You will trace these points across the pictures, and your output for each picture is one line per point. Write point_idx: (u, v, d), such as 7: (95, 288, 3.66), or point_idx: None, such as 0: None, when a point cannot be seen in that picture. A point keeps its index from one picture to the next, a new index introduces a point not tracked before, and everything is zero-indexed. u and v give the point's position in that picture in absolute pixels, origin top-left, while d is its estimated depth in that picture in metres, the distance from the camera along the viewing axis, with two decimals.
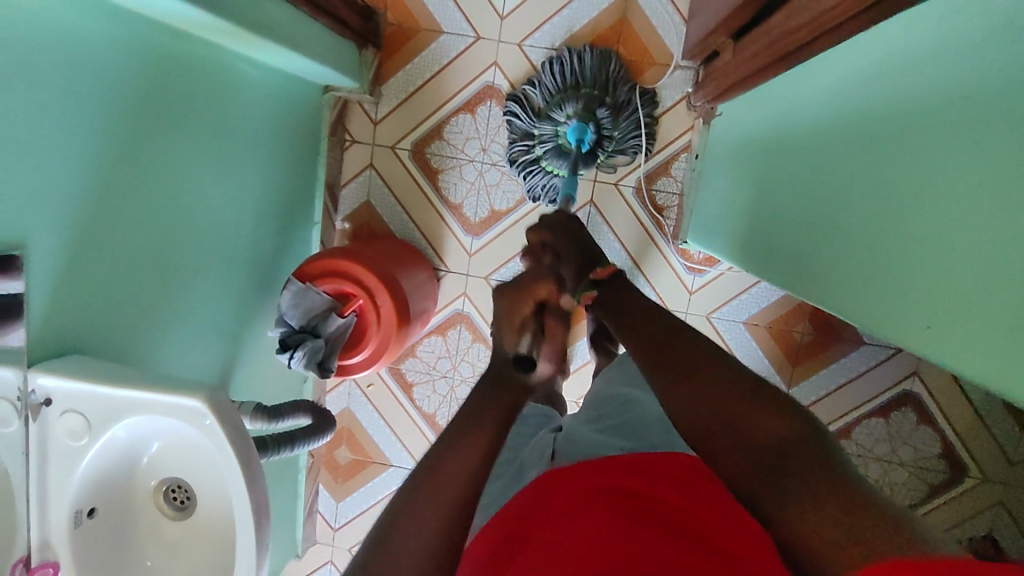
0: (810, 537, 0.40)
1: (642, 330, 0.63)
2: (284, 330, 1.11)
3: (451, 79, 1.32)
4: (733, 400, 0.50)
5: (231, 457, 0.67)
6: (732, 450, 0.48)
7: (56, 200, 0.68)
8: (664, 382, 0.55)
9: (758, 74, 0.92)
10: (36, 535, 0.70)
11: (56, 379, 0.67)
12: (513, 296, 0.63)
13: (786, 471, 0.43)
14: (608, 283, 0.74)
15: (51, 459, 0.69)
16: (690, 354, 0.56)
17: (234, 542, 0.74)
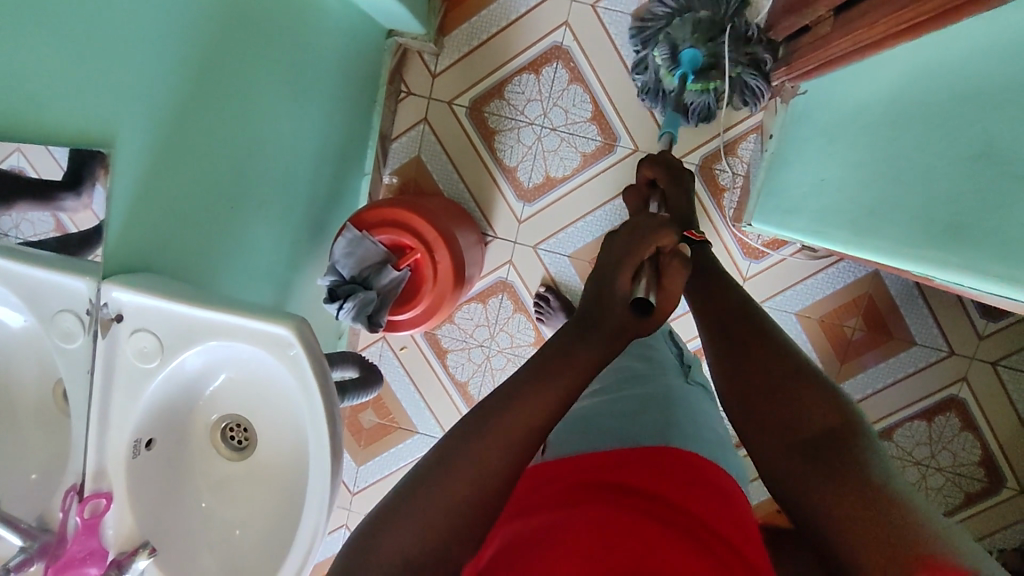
0: (832, 512, 0.45)
1: (718, 305, 0.68)
2: (334, 279, 1.06)
3: (518, 37, 1.27)
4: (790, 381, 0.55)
5: (315, 392, 0.64)
6: (775, 431, 0.53)
7: (145, 105, 0.63)
8: (737, 375, 0.59)
9: (850, 55, 0.85)
10: (94, 460, 0.65)
11: (131, 294, 0.63)
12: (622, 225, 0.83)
13: (812, 457, 0.49)
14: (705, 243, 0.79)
15: (116, 380, 0.66)
16: (755, 341, 0.61)
17: (297, 490, 0.69)
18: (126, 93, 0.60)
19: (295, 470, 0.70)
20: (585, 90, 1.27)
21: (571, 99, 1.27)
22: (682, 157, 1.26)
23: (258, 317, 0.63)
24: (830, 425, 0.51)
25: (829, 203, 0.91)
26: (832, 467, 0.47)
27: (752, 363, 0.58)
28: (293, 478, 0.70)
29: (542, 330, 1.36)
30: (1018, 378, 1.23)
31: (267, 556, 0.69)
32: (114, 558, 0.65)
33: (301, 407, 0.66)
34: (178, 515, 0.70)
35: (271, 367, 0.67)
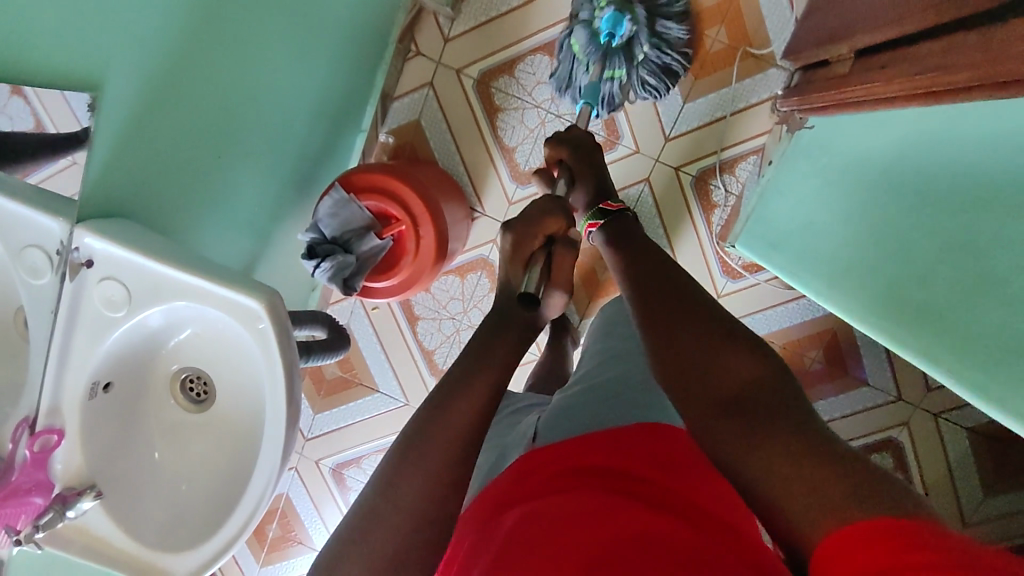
0: (790, 499, 0.44)
1: (639, 269, 0.67)
2: (314, 236, 1.06)
3: (537, 15, 1.23)
4: (720, 345, 0.54)
5: (278, 365, 0.65)
6: (712, 407, 0.52)
7: (135, 52, 0.60)
8: (656, 347, 0.58)
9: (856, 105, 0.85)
10: (48, 398, 0.65)
11: (104, 243, 0.62)
12: (519, 233, 0.77)
13: (759, 430, 0.48)
14: (615, 214, 0.81)
15: (80, 324, 0.65)
16: (675, 305, 0.60)
17: (250, 455, 0.71)
18: (115, 38, 0.57)
19: (252, 430, 0.71)
20: None
21: None
22: (679, 167, 1.27)
23: (230, 286, 0.63)
24: (774, 398, 0.50)
25: (810, 248, 0.92)
26: (778, 443, 0.46)
27: (670, 329, 0.57)
28: (247, 441, 0.71)
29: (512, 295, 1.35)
30: (955, 432, 1.29)
31: (213, 508, 0.71)
32: (60, 492, 0.66)
33: (262, 377, 0.67)
34: (129, 458, 0.71)
35: (239, 333, 0.67)
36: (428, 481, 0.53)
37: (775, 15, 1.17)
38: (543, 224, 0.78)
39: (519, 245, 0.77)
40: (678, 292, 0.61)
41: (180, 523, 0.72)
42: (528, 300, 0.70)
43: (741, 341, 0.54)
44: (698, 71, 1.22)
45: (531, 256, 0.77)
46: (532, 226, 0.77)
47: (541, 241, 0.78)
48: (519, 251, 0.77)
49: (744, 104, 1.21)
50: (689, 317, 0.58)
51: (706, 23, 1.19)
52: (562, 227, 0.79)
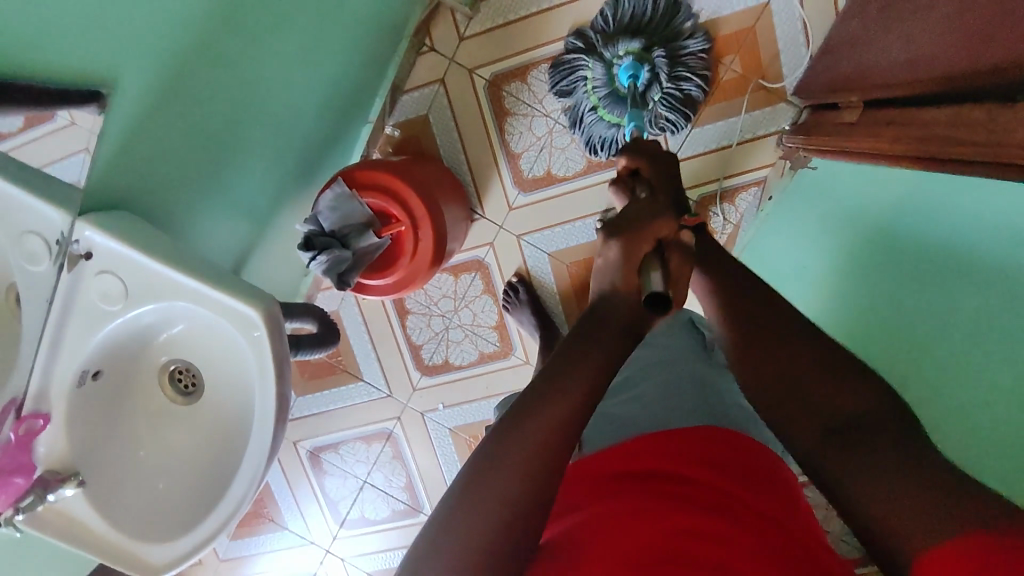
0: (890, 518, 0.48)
1: (741, 307, 0.74)
2: (313, 228, 1.05)
3: (554, 23, 1.22)
4: (837, 373, 0.61)
5: (270, 374, 0.65)
6: (815, 424, 0.60)
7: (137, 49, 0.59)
8: (765, 375, 0.67)
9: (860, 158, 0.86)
10: (37, 384, 0.65)
11: (104, 237, 0.63)
12: (631, 236, 0.61)
13: (863, 452, 0.53)
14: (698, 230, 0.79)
15: (74, 314, 0.66)
16: (778, 333, 0.68)
17: (236, 452, 0.72)
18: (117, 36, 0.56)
19: (238, 432, 0.72)
20: None
21: None
22: None
23: (229, 292, 0.64)
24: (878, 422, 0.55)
25: None
26: (874, 457, 0.52)
27: (773, 355, 0.67)
28: (234, 439, 0.72)
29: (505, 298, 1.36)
30: None
31: (195, 501, 0.73)
32: (42, 477, 0.66)
33: (253, 381, 0.67)
34: (112, 445, 0.71)
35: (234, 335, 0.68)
36: (519, 472, 0.47)
37: (791, 49, 1.17)
38: (655, 225, 0.63)
39: (630, 252, 0.60)
40: (780, 329, 0.69)
41: (160, 513, 0.73)
42: (656, 303, 0.57)
43: (840, 362, 0.62)
44: (709, 96, 1.22)
45: (646, 259, 0.61)
46: (640, 227, 0.62)
47: (654, 242, 0.62)
48: (630, 260, 0.60)
49: (752, 135, 1.22)
50: (803, 352, 0.65)
51: (722, 50, 1.20)
52: (671, 229, 0.64)
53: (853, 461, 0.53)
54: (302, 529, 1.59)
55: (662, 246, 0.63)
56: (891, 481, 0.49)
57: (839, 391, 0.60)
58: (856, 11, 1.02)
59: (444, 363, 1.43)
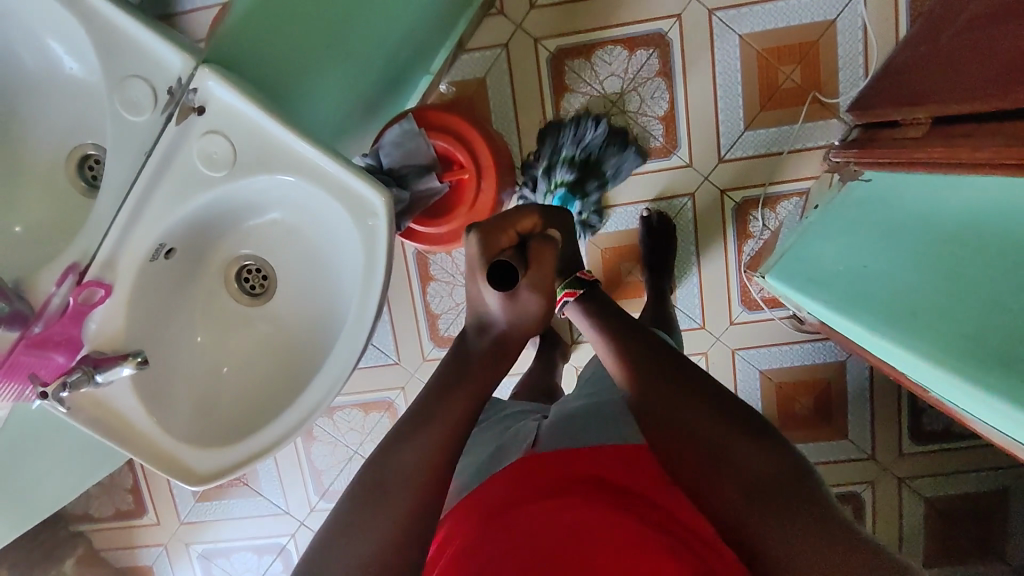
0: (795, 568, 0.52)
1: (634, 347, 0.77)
2: (369, 163, 1.00)
3: (627, 8, 1.23)
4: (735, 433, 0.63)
5: (378, 281, 0.63)
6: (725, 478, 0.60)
7: None
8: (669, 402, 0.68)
9: (938, 166, 0.88)
10: (111, 245, 0.59)
11: (230, 93, 0.60)
12: (488, 229, 0.73)
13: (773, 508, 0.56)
14: (590, 286, 0.90)
15: (166, 176, 0.60)
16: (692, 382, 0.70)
17: (316, 358, 0.69)
18: None
19: (314, 351, 0.70)
20: (667, 88, 1.26)
21: (650, 90, 1.26)
22: (725, 190, 1.29)
23: (355, 173, 0.62)
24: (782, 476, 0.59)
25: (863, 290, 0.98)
26: (791, 523, 0.55)
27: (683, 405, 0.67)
28: (311, 342, 0.70)
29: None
30: (913, 499, 1.32)
31: (254, 408, 0.70)
32: (89, 354, 0.60)
33: (355, 278, 0.66)
34: (172, 326, 0.67)
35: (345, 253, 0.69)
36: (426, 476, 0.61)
37: (850, 69, 1.22)
38: (516, 221, 0.75)
39: (487, 240, 0.72)
40: (658, 351, 0.76)
41: (210, 419, 0.68)
42: (497, 277, 0.71)
43: (737, 419, 0.64)
44: (766, 102, 1.24)
45: (500, 250, 0.73)
46: (505, 220, 0.75)
47: (513, 237, 0.74)
48: (490, 251, 0.72)
49: (801, 146, 1.26)
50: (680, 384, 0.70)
51: (784, 59, 1.22)
52: (534, 225, 0.77)
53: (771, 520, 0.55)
54: (277, 498, 1.50)
55: (521, 241, 0.75)
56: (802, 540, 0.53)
57: (738, 448, 0.61)
58: (926, 37, 1.08)
59: None
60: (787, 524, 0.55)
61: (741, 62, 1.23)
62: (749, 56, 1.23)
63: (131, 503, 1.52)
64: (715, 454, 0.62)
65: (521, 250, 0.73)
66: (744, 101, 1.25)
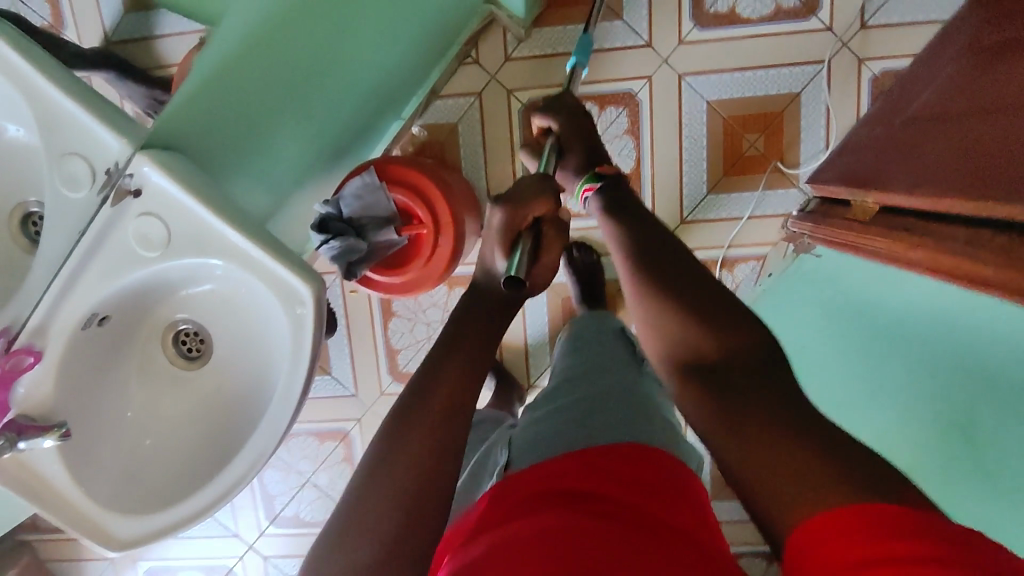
0: (776, 498, 0.47)
1: (640, 236, 0.74)
2: (329, 212, 1.00)
3: (600, 67, 1.26)
4: (706, 313, 0.61)
5: (303, 368, 0.68)
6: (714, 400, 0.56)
7: None
8: (649, 285, 0.66)
9: (888, 260, 0.91)
10: (39, 317, 0.62)
11: (163, 179, 0.64)
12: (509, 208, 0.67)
13: (748, 417, 0.52)
14: (608, 177, 0.87)
15: (98, 256, 0.64)
16: (671, 270, 0.67)
17: (245, 427, 0.74)
18: None
19: (244, 420, 0.75)
20: (634, 146, 1.28)
21: (618, 147, 1.29)
22: (686, 249, 1.32)
23: (288, 267, 0.66)
24: (751, 354, 0.56)
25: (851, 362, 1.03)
26: (772, 424, 0.50)
27: (653, 284, 0.66)
28: (240, 410, 0.75)
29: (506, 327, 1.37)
30: None
31: (181, 472, 0.75)
32: (14, 420, 0.62)
33: (284, 360, 0.69)
34: (103, 386, 0.71)
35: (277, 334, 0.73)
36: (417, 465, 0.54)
37: (811, 141, 1.25)
38: (533, 205, 0.68)
39: (507, 222, 0.67)
40: (657, 242, 0.72)
41: (134, 485, 0.73)
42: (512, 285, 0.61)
43: (704, 301, 0.62)
44: (729, 167, 1.27)
45: (518, 237, 0.67)
46: (517, 203, 0.67)
47: (530, 221, 0.68)
48: (506, 231, 0.67)
49: (760, 212, 1.28)
50: (674, 294, 0.64)
51: (749, 127, 1.25)
52: (551, 209, 0.69)
53: (716, 403, 0.54)
54: (228, 521, 1.50)
55: (538, 225, 0.69)
56: (780, 452, 0.48)
57: (716, 335, 0.59)
58: (882, 120, 1.11)
59: None
60: (780, 462, 0.48)
61: (708, 127, 1.26)
62: (716, 121, 1.25)
63: None
64: (697, 364, 0.59)
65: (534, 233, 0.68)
66: (708, 165, 1.27)
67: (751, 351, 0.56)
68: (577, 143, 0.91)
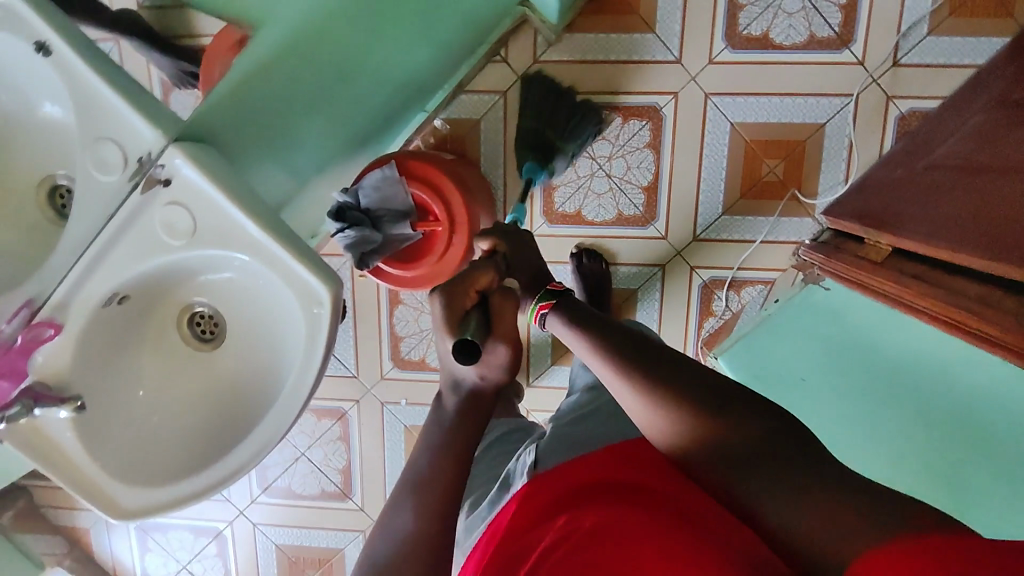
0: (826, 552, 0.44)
1: (614, 332, 0.68)
2: (348, 200, 1.03)
3: (628, 78, 1.26)
4: (712, 403, 0.56)
5: (313, 365, 0.70)
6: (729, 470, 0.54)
7: None
8: (647, 381, 0.61)
9: (905, 305, 0.91)
10: (64, 292, 0.67)
11: (193, 172, 0.66)
12: (450, 288, 0.69)
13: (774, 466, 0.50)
14: (562, 294, 0.78)
15: (124, 240, 0.68)
16: (664, 358, 0.63)
17: (252, 412, 0.77)
18: None
19: (254, 404, 0.78)
20: (653, 160, 1.28)
21: (638, 160, 1.29)
22: (695, 267, 1.33)
23: (304, 265, 0.68)
24: (770, 438, 0.52)
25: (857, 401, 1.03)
26: (807, 485, 0.48)
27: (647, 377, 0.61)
28: (248, 395, 0.78)
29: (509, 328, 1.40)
30: None
31: (186, 449, 0.78)
32: (31, 386, 0.68)
33: (296, 355, 0.72)
34: (118, 359, 0.75)
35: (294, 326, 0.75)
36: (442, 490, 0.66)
37: (831, 173, 1.25)
38: (472, 281, 0.71)
39: (450, 304, 0.68)
40: (639, 339, 0.67)
41: (144, 456, 0.76)
42: (465, 352, 0.64)
43: (706, 393, 0.57)
44: (746, 190, 1.28)
45: (465, 313, 0.68)
46: (457, 282, 0.70)
47: (476, 296, 0.70)
48: (453, 311, 0.68)
49: (773, 238, 1.29)
50: (675, 397, 0.58)
51: (770, 153, 1.26)
52: (491, 280, 0.72)
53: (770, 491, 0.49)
54: None
55: (484, 297, 0.71)
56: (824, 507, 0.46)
57: (729, 422, 0.55)
58: (903, 162, 1.12)
59: (420, 361, 1.43)
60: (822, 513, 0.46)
61: (729, 148, 1.26)
62: (738, 143, 1.26)
63: None
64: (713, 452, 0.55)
65: (482, 308, 0.70)
66: (725, 186, 1.28)
67: (765, 434, 0.53)
68: (522, 250, 0.82)
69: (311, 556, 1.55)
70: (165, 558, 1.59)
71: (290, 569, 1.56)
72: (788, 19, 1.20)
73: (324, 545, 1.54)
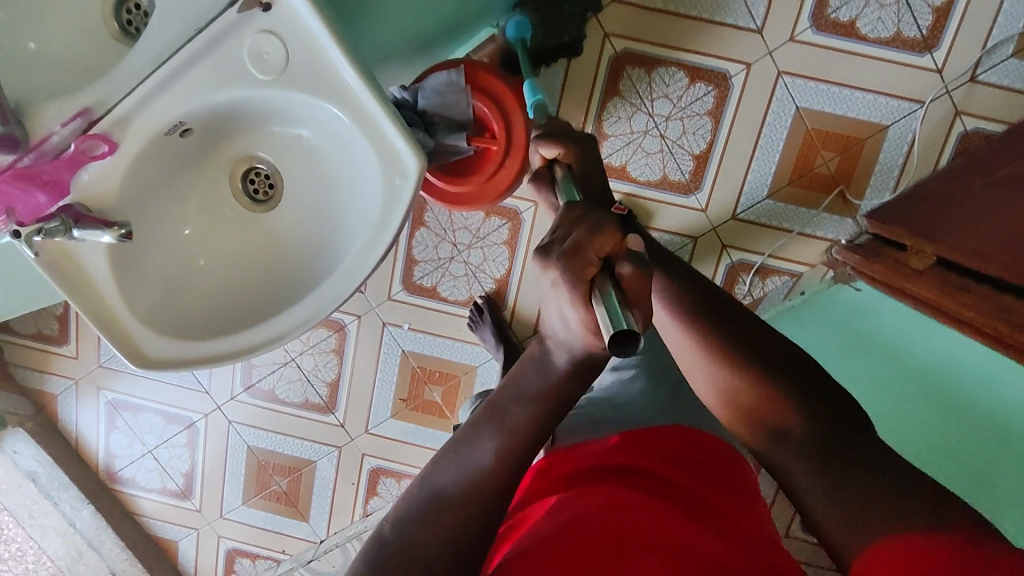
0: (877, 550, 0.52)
1: (686, 285, 0.71)
2: (405, 98, 0.97)
3: (703, 38, 1.21)
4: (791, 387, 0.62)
5: (383, 243, 0.70)
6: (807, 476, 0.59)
7: None
8: (720, 343, 0.65)
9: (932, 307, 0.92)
10: (127, 107, 0.65)
11: (301, 5, 0.64)
12: (566, 260, 0.54)
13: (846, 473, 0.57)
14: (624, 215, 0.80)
15: (208, 62, 0.66)
16: (739, 322, 0.67)
17: (302, 281, 0.78)
18: None
19: (303, 277, 0.78)
20: (711, 129, 1.25)
21: (695, 125, 1.26)
22: (727, 246, 1.31)
23: (398, 135, 0.68)
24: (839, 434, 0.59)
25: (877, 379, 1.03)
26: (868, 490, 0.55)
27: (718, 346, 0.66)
28: (299, 263, 0.79)
29: (512, 280, 1.39)
30: None
31: (224, 304, 0.78)
32: (70, 206, 0.65)
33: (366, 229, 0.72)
34: (163, 195, 0.74)
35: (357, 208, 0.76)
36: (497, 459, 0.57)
37: (882, 178, 1.24)
38: (596, 243, 0.56)
39: (571, 275, 0.53)
40: (712, 296, 0.70)
41: (176, 302, 0.76)
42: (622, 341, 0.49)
43: (784, 366, 0.63)
44: (795, 178, 1.26)
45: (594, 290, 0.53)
46: (580, 250, 0.55)
47: (599, 262, 0.55)
48: (578, 289, 0.53)
49: (809, 232, 1.28)
50: (732, 350, 0.65)
51: (828, 145, 1.24)
52: (617, 243, 0.57)
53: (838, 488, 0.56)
54: (201, 377, 1.50)
55: (612, 264, 0.55)
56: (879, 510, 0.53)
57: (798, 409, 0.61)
58: (960, 176, 1.10)
59: (432, 289, 1.40)
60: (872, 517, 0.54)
61: (789, 133, 1.24)
62: (798, 129, 1.23)
63: (55, 329, 1.49)
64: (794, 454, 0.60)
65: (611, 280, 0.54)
66: (776, 170, 1.26)
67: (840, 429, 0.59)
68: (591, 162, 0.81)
69: (281, 462, 1.53)
70: (131, 440, 1.55)
71: (257, 472, 1.54)
72: (879, 10, 1.17)
73: (297, 454, 1.52)
